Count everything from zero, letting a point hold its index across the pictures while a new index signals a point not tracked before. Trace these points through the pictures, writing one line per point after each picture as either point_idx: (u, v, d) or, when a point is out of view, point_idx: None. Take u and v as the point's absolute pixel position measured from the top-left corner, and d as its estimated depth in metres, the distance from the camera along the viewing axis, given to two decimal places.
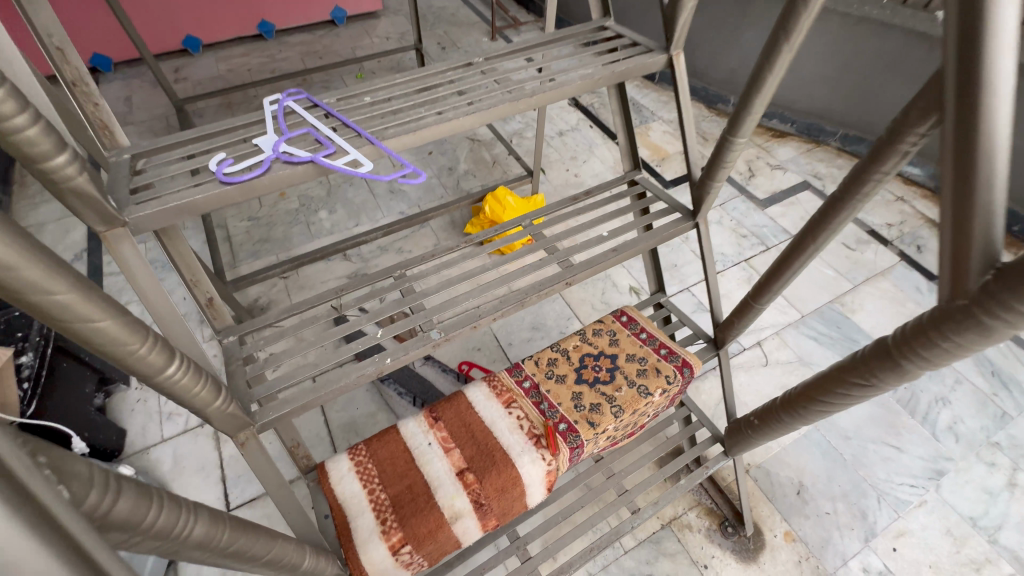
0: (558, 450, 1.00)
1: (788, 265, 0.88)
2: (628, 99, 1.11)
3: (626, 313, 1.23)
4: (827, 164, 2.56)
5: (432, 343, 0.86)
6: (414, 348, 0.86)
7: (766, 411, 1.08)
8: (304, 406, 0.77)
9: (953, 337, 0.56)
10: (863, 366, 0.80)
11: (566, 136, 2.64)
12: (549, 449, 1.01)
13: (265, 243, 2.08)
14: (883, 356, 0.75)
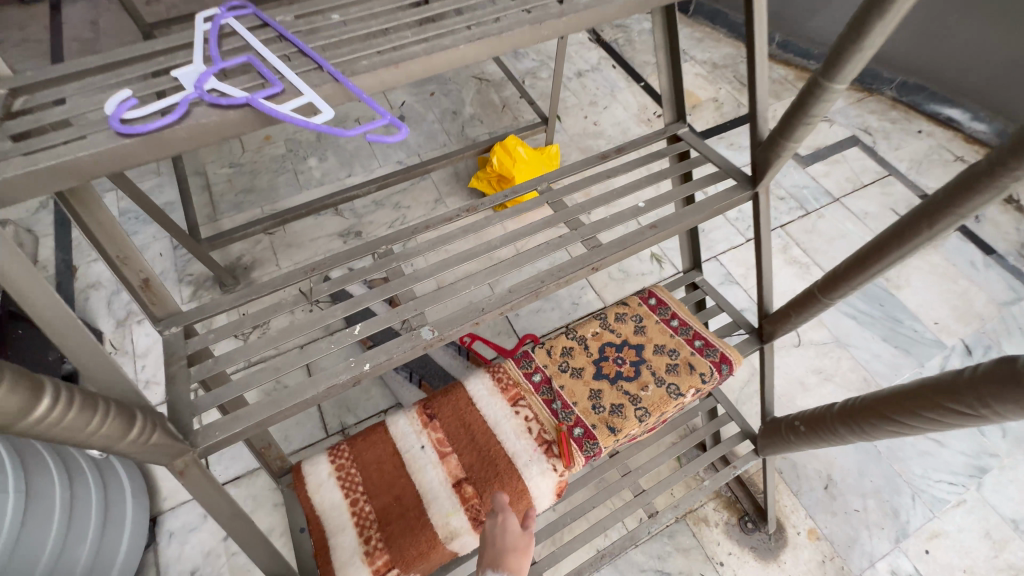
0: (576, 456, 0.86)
1: (888, 250, 0.70)
2: (677, 31, 0.87)
3: (655, 295, 1.05)
4: (879, 116, 2.27)
5: (424, 344, 0.69)
6: (401, 350, 0.69)
7: (817, 417, 0.93)
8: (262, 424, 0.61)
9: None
10: (972, 394, 0.62)
11: (586, 77, 2.34)
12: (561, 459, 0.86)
13: (249, 193, 1.88)
14: (1003, 383, 0.58)
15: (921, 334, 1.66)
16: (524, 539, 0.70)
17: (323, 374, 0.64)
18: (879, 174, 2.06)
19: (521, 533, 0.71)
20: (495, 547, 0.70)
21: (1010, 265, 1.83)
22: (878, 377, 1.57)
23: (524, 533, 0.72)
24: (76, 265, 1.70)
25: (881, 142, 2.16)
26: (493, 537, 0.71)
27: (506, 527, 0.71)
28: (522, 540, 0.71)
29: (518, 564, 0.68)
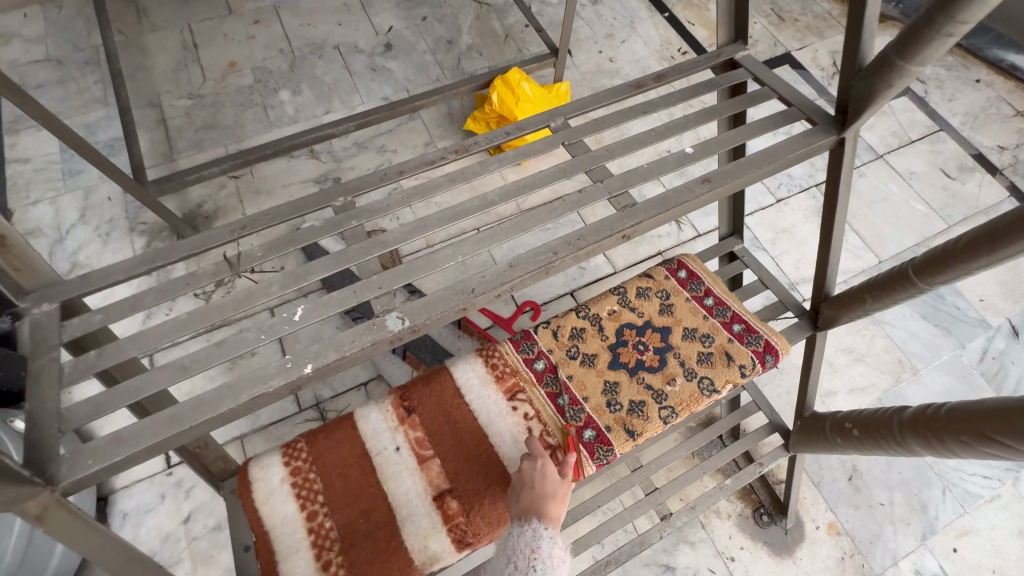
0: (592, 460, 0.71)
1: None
2: None
3: (684, 265, 0.86)
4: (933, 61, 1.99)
5: (389, 339, 0.51)
6: (359, 345, 0.51)
7: (878, 421, 0.77)
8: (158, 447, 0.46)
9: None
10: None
11: (602, 4, 2.03)
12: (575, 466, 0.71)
13: (211, 130, 1.63)
14: None
15: (964, 312, 1.49)
16: (564, 486, 0.66)
17: (249, 379, 0.47)
18: (929, 129, 1.82)
19: (561, 481, 0.66)
20: (535, 492, 0.64)
21: None
22: (914, 358, 1.42)
23: (563, 479, 0.67)
24: (11, 209, 1.48)
25: (934, 92, 1.90)
26: (531, 481, 0.65)
27: (547, 474, 0.66)
28: (563, 487, 0.66)
29: (559, 512, 0.64)
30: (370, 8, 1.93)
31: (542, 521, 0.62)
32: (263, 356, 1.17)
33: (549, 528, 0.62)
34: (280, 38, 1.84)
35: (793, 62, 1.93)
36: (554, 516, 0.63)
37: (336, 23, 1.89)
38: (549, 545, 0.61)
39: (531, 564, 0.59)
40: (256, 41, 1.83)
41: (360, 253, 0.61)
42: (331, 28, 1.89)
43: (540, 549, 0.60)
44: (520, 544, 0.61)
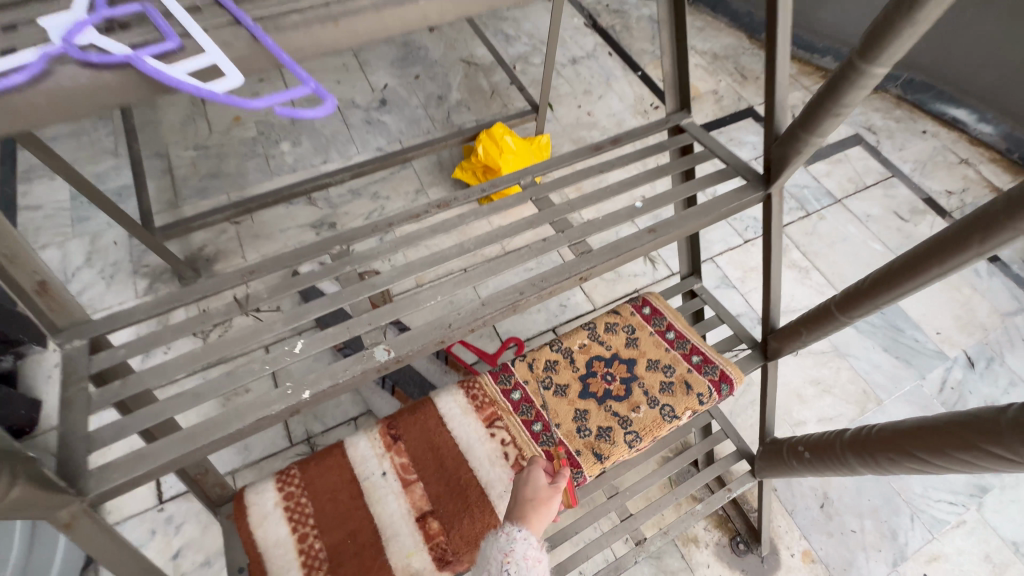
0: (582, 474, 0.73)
1: (924, 265, 0.59)
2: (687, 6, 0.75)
3: (648, 303, 0.95)
4: (883, 114, 2.18)
5: (376, 368, 0.59)
6: (351, 373, 0.59)
7: (822, 442, 0.84)
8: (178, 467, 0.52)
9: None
10: (1018, 437, 0.53)
11: (580, 64, 2.22)
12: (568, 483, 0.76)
13: (215, 179, 1.74)
14: None
15: (923, 345, 1.59)
16: (547, 492, 0.64)
17: (253, 404, 0.54)
18: (882, 176, 1.97)
19: (546, 486, 0.65)
20: (516, 496, 0.64)
21: (1012, 274, 1.77)
22: (878, 389, 1.50)
23: (550, 486, 0.65)
24: None
25: (885, 142, 2.08)
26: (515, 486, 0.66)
27: (530, 478, 0.66)
28: (546, 492, 0.64)
29: (541, 518, 0.62)
30: (368, 68, 2.10)
31: (517, 524, 0.61)
32: (257, 391, 1.23)
33: (524, 530, 0.60)
34: None
35: (755, 115, 2.11)
36: (536, 518, 0.62)
37: (336, 82, 2.05)
38: (524, 547, 0.59)
39: (503, 568, 0.57)
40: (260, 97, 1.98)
41: (353, 293, 0.70)
42: (332, 86, 2.05)
43: (513, 552, 0.58)
44: (494, 550, 0.59)
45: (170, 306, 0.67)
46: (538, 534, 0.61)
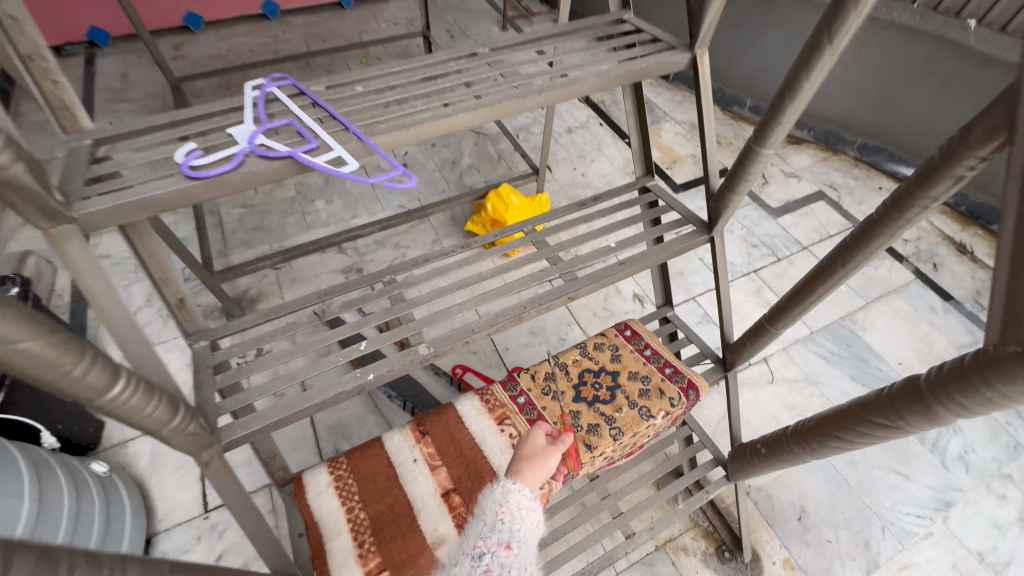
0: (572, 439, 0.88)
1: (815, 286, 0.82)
2: (644, 100, 1.02)
3: (630, 327, 1.16)
4: (843, 174, 2.47)
5: (420, 360, 0.79)
6: (400, 364, 0.79)
7: (773, 439, 1.03)
8: (277, 423, 0.72)
9: (1006, 383, 0.57)
10: (890, 407, 0.73)
11: (575, 133, 2.56)
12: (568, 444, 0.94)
13: (259, 232, 2.01)
14: (913, 396, 0.69)
15: (886, 374, 1.76)
16: (541, 452, 0.81)
17: (333, 383, 0.75)
18: (844, 226, 2.23)
19: (543, 447, 0.82)
20: (519, 456, 0.81)
21: (966, 311, 1.97)
22: None
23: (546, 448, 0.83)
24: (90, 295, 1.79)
25: (845, 197, 2.35)
26: (521, 446, 0.84)
27: (534, 438, 0.84)
28: (541, 453, 0.81)
29: (532, 475, 0.78)
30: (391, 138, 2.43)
31: (512, 480, 0.76)
32: None
33: (517, 483, 0.75)
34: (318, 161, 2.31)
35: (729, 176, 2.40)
36: (526, 476, 0.77)
37: None
38: (517, 497, 0.74)
39: (499, 514, 0.72)
40: None
41: (396, 312, 0.91)
42: None
43: (507, 502, 0.73)
44: (491, 501, 0.74)
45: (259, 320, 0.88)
46: (528, 488, 0.76)
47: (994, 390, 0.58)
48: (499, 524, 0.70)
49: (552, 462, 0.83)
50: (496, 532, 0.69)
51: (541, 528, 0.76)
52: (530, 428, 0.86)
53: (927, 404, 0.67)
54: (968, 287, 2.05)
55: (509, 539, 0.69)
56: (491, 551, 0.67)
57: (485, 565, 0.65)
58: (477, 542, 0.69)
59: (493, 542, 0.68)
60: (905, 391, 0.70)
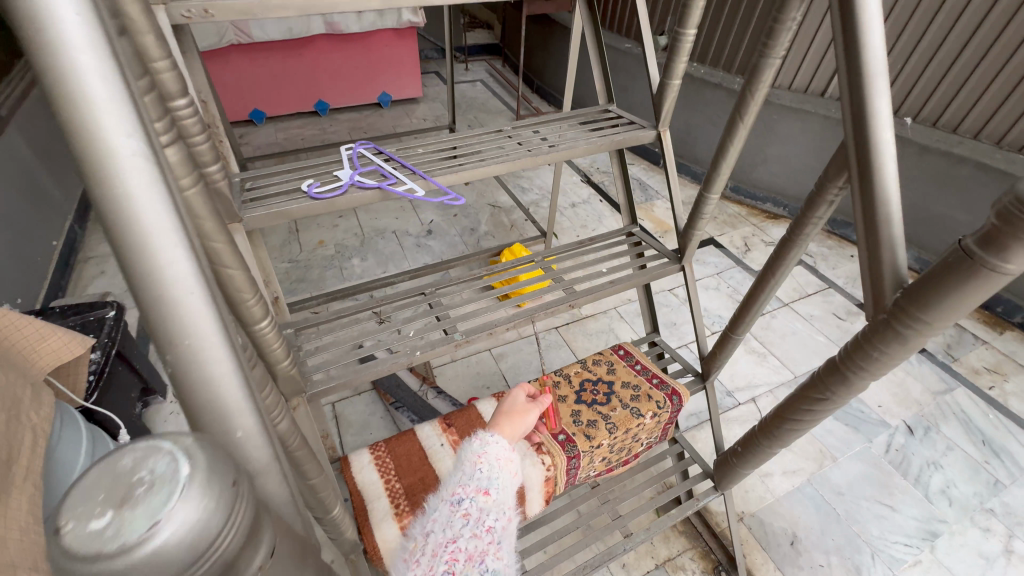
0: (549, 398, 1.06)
1: (757, 294, 1.07)
2: (626, 164, 1.34)
3: (623, 348, 1.38)
4: (818, 244, 2.78)
5: (454, 344, 1.03)
6: (440, 346, 1.03)
7: (747, 437, 1.20)
8: (346, 383, 0.94)
9: (882, 345, 0.79)
10: (821, 384, 0.93)
11: (578, 207, 2.93)
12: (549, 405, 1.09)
13: (302, 282, 2.31)
14: (832, 371, 0.89)
15: (867, 415, 1.91)
16: (520, 407, 0.99)
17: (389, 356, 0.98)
18: (821, 287, 2.48)
19: (521, 402, 1.00)
20: (500, 415, 0.98)
21: (939, 361, 2.14)
22: (833, 449, 1.79)
23: (524, 403, 1.00)
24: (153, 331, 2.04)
25: (821, 263, 2.63)
26: (503, 405, 1.01)
27: (514, 398, 1.02)
28: (519, 408, 0.99)
29: (511, 429, 0.94)
30: (418, 209, 2.82)
31: (490, 433, 0.90)
32: None
33: (495, 435, 0.89)
34: (355, 227, 2.67)
35: (715, 244, 2.71)
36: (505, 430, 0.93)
37: (395, 218, 2.75)
38: (493, 448, 0.87)
39: (477, 463, 0.85)
40: (339, 228, 2.66)
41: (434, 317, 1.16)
42: (391, 221, 2.74)
43: (484, 453, 0.86)
44: (471, 453, 0.87)
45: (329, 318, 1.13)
46: (502, 443, 0.90)
47: (876, 351, 0.79)
48: (477, 473, 0.84)
49: (530, 418, 0.99)
50: (474, 481, 0.83)
51: (519, 474, 0.88)
52: (512, 389, 1.03)
53: (844, 375, 0.87)
54: (940, 340, 2.24)
55: (486, 486, 0.82)
56: (470, 497, 0.80)
57: (464, 507, 0.78)
58: (457, 490, 0.82)
59: (471, 489, 0.81)
60: (826, 371, 0.90)
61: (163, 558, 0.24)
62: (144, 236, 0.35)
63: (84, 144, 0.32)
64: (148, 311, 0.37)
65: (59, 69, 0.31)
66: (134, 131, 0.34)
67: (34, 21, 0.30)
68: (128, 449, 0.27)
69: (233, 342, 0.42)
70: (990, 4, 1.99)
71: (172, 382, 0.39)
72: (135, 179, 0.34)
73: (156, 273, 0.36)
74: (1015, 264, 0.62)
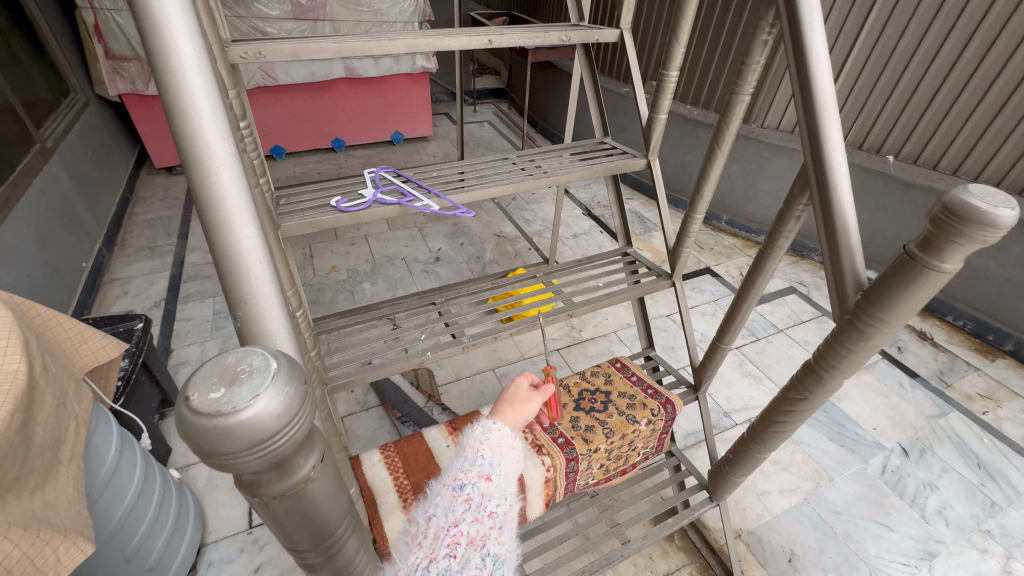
0: (551, 387, 1.12)
1: (738, 305, 1.17)
2: (621, 190, 1.46)
3: (620, 360, 1.46)
4: (811, 274, 2.88)
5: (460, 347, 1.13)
6: (449, 349, 1.15)
7: (737, 444, 1.19)
8: (363, 379, 1.05)
9: (849, 342, 0.80)
10: (798, 385, 0.92)
11: (579, 237, 3.07)
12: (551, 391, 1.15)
13: (315, 304, 2.42)
14: (808, 370, 0.88)
15: (862, 437, 1.95)
16: (526, 394, 1.06)
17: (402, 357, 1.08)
18: (814, 314, 2.56)
19: (525, 389, 1.07)
20: (505, 401, 1.04)
21: (932, 387, 2.19)
22: (829, 469, 1.82)
23: (527, 391, 1.07)
24: (172, 347, 2.13)
25: (814, 292, 2.72)
26: (509, 390, 1.07)
27: (518, 385, 1.08)
28: (525, 395, 1.06)
29: (514, 415, 1.01)
30: (427, 238, 2.96)
31: (494, 422, 0.93)
32: None
33: (498, 423, 0.93)
34: (367, 253, 2.81)
35: (711, 273, 2.82)
36: (508, 417, 0.99)
37: (405, 246, 2.89)
38: (498, 434, 0.90)
39: (479, 450, 0.86)
40: (351, 255, 2.80)
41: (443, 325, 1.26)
42: (401, 248, 2.88)
43: (489, 439, 0.88)
44: (472, 440, 0.88)
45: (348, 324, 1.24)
46: (503, 431, 0.91)
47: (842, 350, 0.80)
48: (479, 460, 0.84)
49: (532, 406, 1.05)
50: (476, 467, 0.83)
51: (518, 463, 0.91)
52: (515, 377, 1.08)
53: (819, 375, 0.86)
54: (932, 366, 2.30)
55: (488, 472, 0.83)
56: (472, 482, 0.80)
57: (466, 493, 0.79)
58: (459, 475, 0.82)
59: (473, 475, 0.82)
60: (802, 372, 0.89)
61: (253, 425, 0.34)
62: (226, 217, 0.51)
63: (195, 151, 0.50)
64: (227, 277, 0.52)
65: (181, 104, 0.49)
66: (227, 137, 0.51)
67: (169, 75, 0.49)
68: (231, 350, 0.37)
69: (285, 305, 0.56)
70: (959, 52, 2.18)
71: (239, 330, 0.53)
72: (225, 175, 0.51)
73: (234, 243, 0.52)
74: (952, 264, 0.65)
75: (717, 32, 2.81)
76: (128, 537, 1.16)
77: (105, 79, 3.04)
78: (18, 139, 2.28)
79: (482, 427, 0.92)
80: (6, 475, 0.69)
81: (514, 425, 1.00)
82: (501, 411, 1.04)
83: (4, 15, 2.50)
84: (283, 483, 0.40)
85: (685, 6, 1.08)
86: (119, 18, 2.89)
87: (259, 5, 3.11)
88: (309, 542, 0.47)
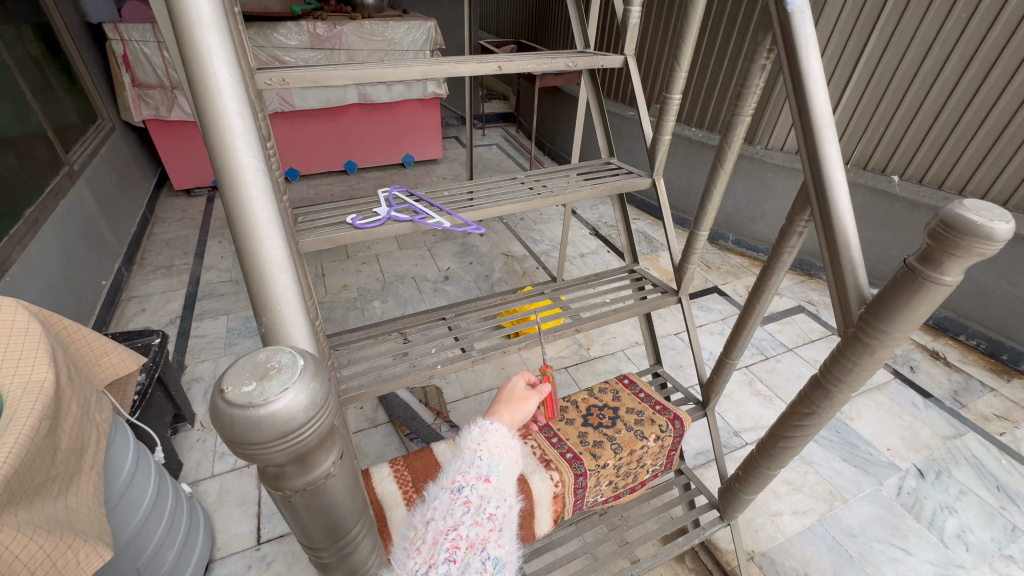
0: (548, 386, 1.13)
1: (744, 320, 1.18)
2: (627, 210, 1.50)
3: (627, 377, 1.48)
4: (819, 293, 2.88)
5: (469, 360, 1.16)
6: (459, 361, 1.17)
7: (746, 462, 1.17)
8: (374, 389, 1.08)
9: (853, 356, 0.78)
10: (806, 400, 0.89)
11: (586, 257, 3.10)
12: (549, 390, 1.16)
13: (326, 321, 2.46)
14: (815, 384, 0.86)
15: (876, 457, 1.92)
16: (524, 393, 1.08)
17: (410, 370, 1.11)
18: (824, 333, 2.55)
19: (522, 388, 1.09)
20: (501, 399, 1.05)
21: (947, 407, 2.16)
22: (842, 490, 1.79)
23: (525, 391, 1.09)
24: (187, 363, 2.17)
25: (823, 310, 2.72)
26: (506, 390, 1.08)
27: (516, 385, 1.09)
28: (523, 394, 1.08)
29: (511, 414, 1.02)
30: (436, 257, 3.01)
31: (490, 421, 0.94)
32: None
33: (495, 423, 0.93)
34: (378, 272, 2.86)
35: (719, 292, 2.82)
36: (506, 417, 1.00)
37: (415, 265, 2.94)
38: (495, 434, 0.91)
39: (478, 452, 0.86)
40: (362, 273, 2.85)
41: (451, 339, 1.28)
42: (410, 267, 2.93)
43: (486, 440, 0.89)
44: (470, 441, 0.89)
45: (360, 335, 1.27)
46: (501, 431, 0.92)
47: (847, 362, 0.79)
48: (477, 461, 0.85)
49: (529, 405, 1.06)
50: (474, 468, 0.84)
51: (517, 465, 0.91)
52: (513, 376, 1.10)
53: (826, 389, 0.84)
54: (946, 386, 2.26)
55: (487, 473, 0.83)
56: (470, 484, 0.81)
57: (465, 495, 0.79)
58: (457, 477, 0.82)
59: (471, 477, 0.82)
60: (809, 385, 0.87)
61: (283, 416, 0.36)
62: (256, 231, 0.56)
63: (229, 173, 0.55)
64: (255, 286, 0.57)
65: (221, 130, 0.55)
66: (257, 157, 0.56)
67: (209, 104, 0.54)
68: (260, 349, 0.40)
69: (307, 314, 0.61)
70: (960, 73, 2.23)
71: (264, 335, 0.58)
72: (256, 191, 0.56)
73: (263, 255, 0.57)
74: (952, 277, 0.64)
75: (719, 56, 2.89)
76: (140, 550, 1.17)
77: (131, 106, 3.18)
78: (48, 162, 2.38)
79: (479, 428, 0.92)
80: (34, 480, 0.72)
81: (511, 424, 1.01)
82: (499, 411, 1.05)
83: (41, 46, 2.65)
84: (304, 477, 0.42)
85: (687, 34, 1.13)
86: (147, 48, 3.04)
87: (279, 35, 3.26)
88: (325, 540, 0.49)
